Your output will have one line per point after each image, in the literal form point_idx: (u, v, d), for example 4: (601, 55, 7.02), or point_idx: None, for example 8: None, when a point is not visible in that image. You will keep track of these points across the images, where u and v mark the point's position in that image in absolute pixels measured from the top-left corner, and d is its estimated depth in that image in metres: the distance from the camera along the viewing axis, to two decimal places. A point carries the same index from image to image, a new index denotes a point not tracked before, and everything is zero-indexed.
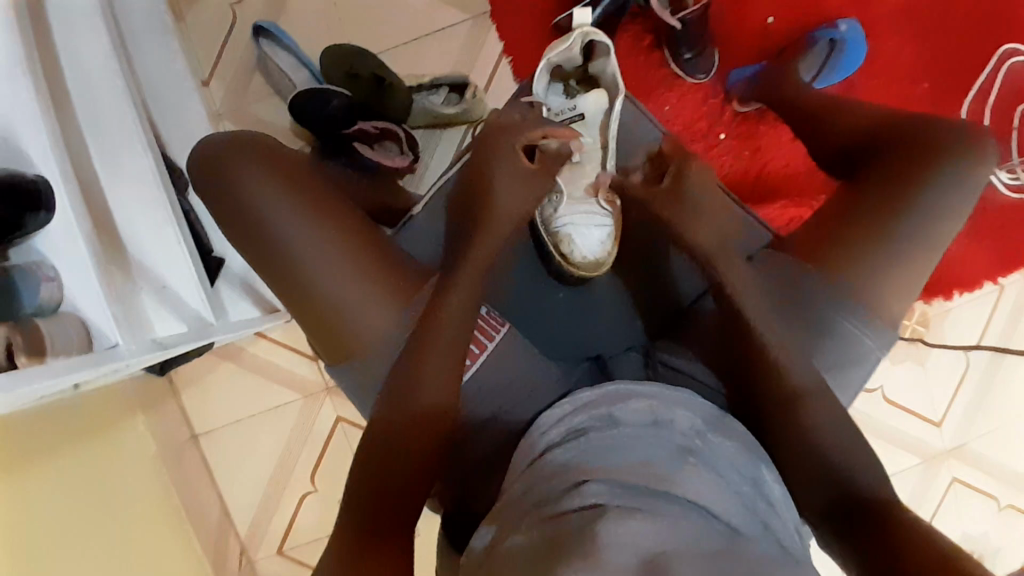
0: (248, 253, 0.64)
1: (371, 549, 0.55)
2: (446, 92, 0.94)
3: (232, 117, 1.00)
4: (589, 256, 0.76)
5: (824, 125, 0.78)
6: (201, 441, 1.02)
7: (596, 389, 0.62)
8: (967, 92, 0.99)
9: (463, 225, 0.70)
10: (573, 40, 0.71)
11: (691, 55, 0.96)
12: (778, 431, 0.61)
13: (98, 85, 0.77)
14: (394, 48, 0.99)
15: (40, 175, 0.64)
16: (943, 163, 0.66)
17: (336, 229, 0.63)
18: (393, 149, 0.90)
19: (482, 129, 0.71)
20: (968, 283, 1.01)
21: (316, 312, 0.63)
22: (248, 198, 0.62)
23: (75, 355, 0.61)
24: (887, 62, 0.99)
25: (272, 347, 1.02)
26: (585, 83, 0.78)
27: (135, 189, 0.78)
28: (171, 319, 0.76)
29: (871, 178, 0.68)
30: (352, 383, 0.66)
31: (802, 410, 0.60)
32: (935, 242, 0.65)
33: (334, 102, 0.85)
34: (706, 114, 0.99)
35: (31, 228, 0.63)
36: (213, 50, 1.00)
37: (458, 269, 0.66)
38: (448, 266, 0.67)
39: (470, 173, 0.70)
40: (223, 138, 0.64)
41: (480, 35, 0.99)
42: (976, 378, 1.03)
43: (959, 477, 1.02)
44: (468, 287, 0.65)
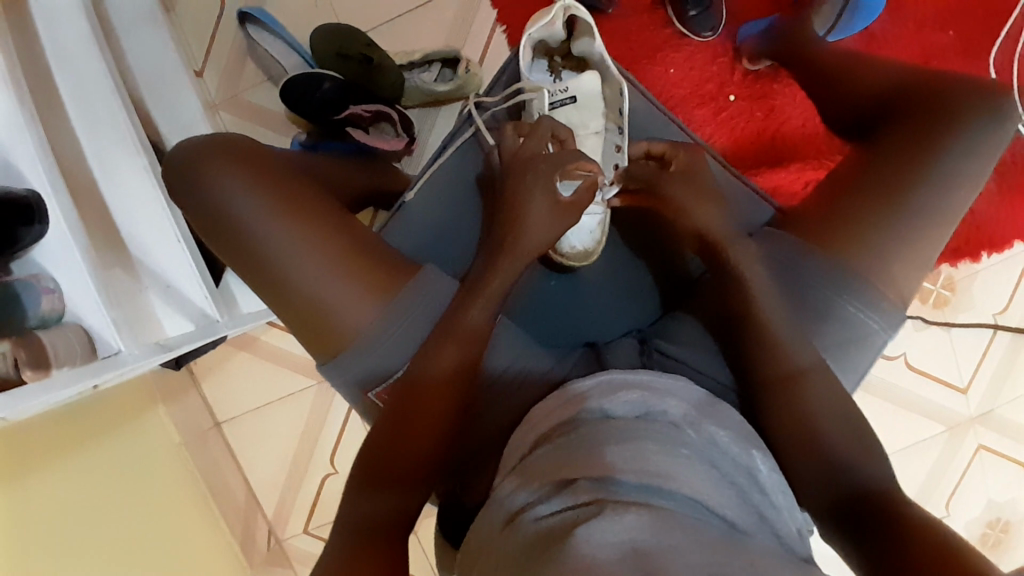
0: (226, 249, 0.65)
1: (366, 543, 0.58)
2: (439, 68, 0.91)
3: (227, 106, 0.99)
4: (576, 246, 0.73)
5: (836, 87, 0.73)
6: (223, 428, 1.06)
7: (589, 380, 0.61)
8: (1000, 34, 0.91)
9: (486, 248, 0.68)
10: (555, 14, 0.71)
11: (698, 11, 0.91)
12: (779, 419, 0.59)
13: (87, 86, 0.77)
14: (385, 25, 0.96)
15: (31, 188, 0.64)
16: (960, 124, 0.61)
17: (307, 219, 0.63)
18: (388, 132, 0.88)
19: (512, 159, 0.69)
20: (998, 243, 0.96)
21: (295, 304, 0.63)
22: (220, 195, 0.63)
23: (78, 365, 0.63)
24: (910, 7, 0.92)
25: (285, 335, 1.05)
26: (570, 61, 0.77)
27: (131, 189, 0.77)
28: (176, 316, 0.77)
29: (884, 147, 0.63)
30: (344, 383, 0.65)
31: (799, 400, 0.59)
32: (949, 211, 0.61)
33: (326, 85, 0.83)
34: (715, 74, 0.94)
35: (27, 242, 0.64)
36: (203, 38, 0.98)
37: (475, 280, 0.65)
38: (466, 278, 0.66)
39: (502, 201, 0.68)
40: (199, 142, 0.66)
41: (472, 5, 0.95)
42: (1005, 341, 0.99)
43: (985, 444, 1.00)
44: (471, 293, 0.64)
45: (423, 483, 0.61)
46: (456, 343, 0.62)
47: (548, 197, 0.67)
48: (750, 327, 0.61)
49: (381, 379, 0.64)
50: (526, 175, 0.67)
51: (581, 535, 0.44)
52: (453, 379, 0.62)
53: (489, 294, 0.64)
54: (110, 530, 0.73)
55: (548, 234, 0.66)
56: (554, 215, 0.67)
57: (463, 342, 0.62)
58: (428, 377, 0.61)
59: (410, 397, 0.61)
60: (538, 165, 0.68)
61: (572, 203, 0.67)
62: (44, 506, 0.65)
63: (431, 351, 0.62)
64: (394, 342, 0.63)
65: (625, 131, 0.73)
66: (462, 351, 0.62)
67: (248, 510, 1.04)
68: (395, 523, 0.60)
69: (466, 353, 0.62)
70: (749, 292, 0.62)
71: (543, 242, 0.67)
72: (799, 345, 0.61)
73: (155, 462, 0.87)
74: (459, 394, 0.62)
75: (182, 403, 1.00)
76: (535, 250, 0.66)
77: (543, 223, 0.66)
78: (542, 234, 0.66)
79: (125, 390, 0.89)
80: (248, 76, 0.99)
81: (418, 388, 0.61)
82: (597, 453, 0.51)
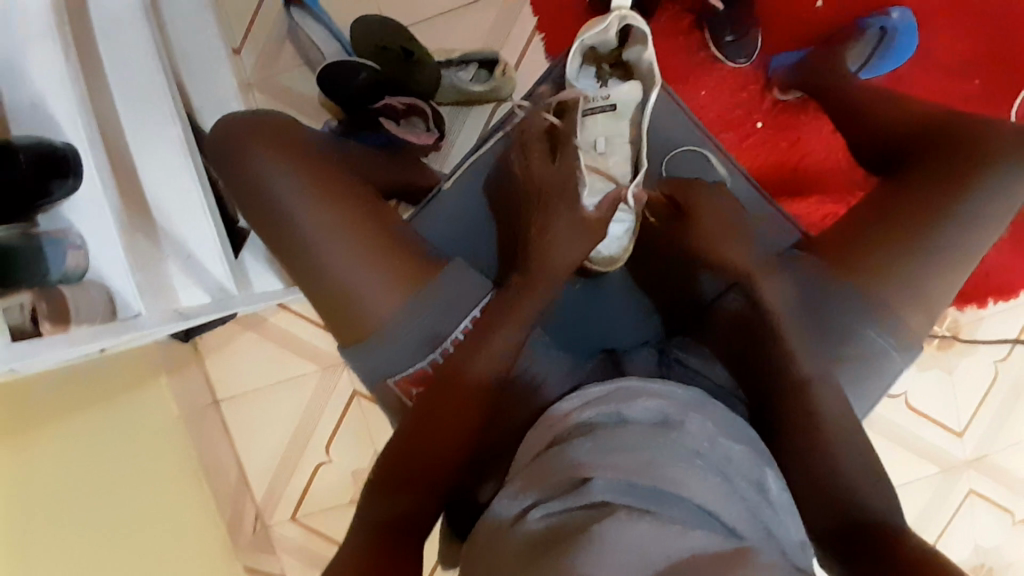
0: (260, 227, 0.65)
1: (394, 542, 0.58)
2: (475, 69, 0.92)
3: (261, 86, 1.00)
4: (604, 252, 0.74)
5: (870, 118, 0.74)
6: (221, 407, 1.05)
7: (607, 385, 0.62)
8: (1023, 89, 0.94)
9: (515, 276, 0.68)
10: (610, 22, 0.73)
11: (734, 37, 0.92)
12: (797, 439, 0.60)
13: (129, 49, 0.76)
14: (427, 21, 0.97)
15: (67, 143, 0.64)
16: (990, 165, 0.63)
17: (346, 206, 0.64)
18: (419, 126, 0.87)
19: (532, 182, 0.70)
20: (1005, 291, 0.98)
21: (326, 288, 0.64)
22: (260, 174, 0.64)
23: (97, 323, 0.62)
24: (937, 54, 0.94)
25: (294, 319, 1.04)
26: (618, 70, 0.79)
27: (162, 156, 0.77)
28: (193, 288, 0.77)
29: (913, 180, 0.65)
30: (366, 370, 0.65)
31: (818, 426, 0.60)
32: (972, 251, 0.63)
33: (362, 75, 0.83)
34: (744, 101, 0.96)
35: (58, 196, 0.63)
36: (244, 16, 0.99)
37: (510, 296, 0.64)
38: (501, 290, 0.65)
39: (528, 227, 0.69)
40: (243, 117, 0.67)
41: (514, 10, 0.97)
42: (1006, 387, 1.00)
43: (977, 488, 1.01)
44: (507, 313, 0.63)
45: (441, 475, 0.61)
46: (489, 352, 0.63)
47: (569, 214, 0.66)
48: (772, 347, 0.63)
49: (405, 368, 0.65)
50: (549, 196, 0.68)
51: (594, 539, 0.44)
52: (479, 377, 0.63)
53: (522, 319, 0.63)
54: (110, 496, 0.72)
55: (570, 253, 0.65)
56: (575, 232, 0.66)
57: (497, 348, 0.63)
58: (463, 378, 0.62)
59: (443, 393, 0.62)
60: (557, 184, 0.68)
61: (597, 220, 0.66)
62: (55, 464, 0.65)
63: (463, 350, 0.63)
64: (418, 335, 0.63)
65: (643, 164, 0.74)
66: (496, 356, 0.63)
67: (237, 493, 1.03)
68: (415, 519, 0.60)
69: (501, 364, 0.63)
70: (770, 310, 0.64)
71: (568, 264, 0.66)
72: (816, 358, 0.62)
73: (153, 435, 0.87)
74: (487, 393, 0.63)
75: (183, 377, 0.99)
76: (562, 270, 0.65)
77: (568, 241, 0.65)
78: (568, 251, 0.65)
79: (130, 357, 0.88)
80: (285, 59, 1.00)
81: (455, 386, 0.62)
82: (614, 456, 0.51)
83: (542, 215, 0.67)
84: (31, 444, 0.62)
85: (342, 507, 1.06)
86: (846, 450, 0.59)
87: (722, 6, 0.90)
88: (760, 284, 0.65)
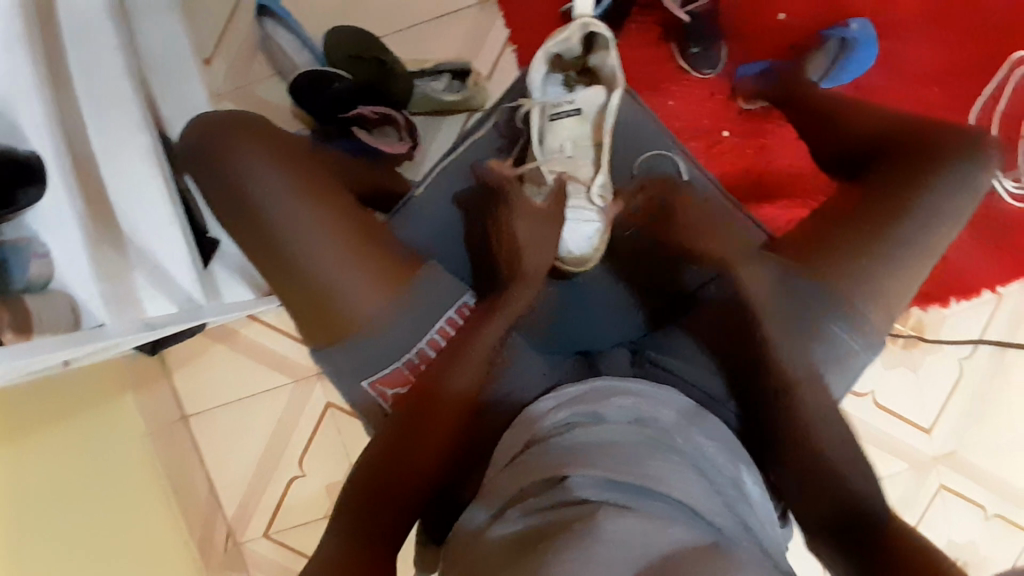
0: (237, 226, 0.64)
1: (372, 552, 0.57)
2: (448, 78, 0.93)
3: (233, 96, 0.99)
4: (574, 251, 0.76)
5: (835, 121, 0.75)
6: (191, 422, 1.03)
7: (583, 385, 0.63)
8: (977, 98, 0.98)
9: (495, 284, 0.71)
10: (573, 31, 0.75)
11: (700, 49, 0.95)
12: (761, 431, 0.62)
13: (97, 57, 0.75)
14: (400, 31, 0.98)
15: (33, 151, 0.63)
16: (945, 166, 0.65)
17: (328, 204, 0.64)
18: (392, 135, 0.88)
19: (497, 213, 0.75)
20: (966, 291, 1.01)
21: (304, 286, 0.63)
22: (241, 172, 0.64)
23: (61, 332, 0.60)
24: (895, 64, 0.98)
25: (267, 330, 1.03)
26: (584, 77, 0.80)
27: (130, 164, 0.76)
28: (159, 299, 0.75)
29: (874, 181, 0.67)
30: (342, 370, 0.65)
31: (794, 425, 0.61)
32: (931, 248, 0.65)
33: (335, 84, 0.84)
34: (712, 110, 0.98)
35: (24, 205, 0.61)
36: (215, 26, 0.98)
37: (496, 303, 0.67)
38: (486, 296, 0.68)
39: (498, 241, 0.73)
40: (222, 117, 0.67)
41: (487, 21, 0.98)
42: (972, 384, 1.03)
43: (947, 485, 1.03)
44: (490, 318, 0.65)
45: (424, 481, 0.61)
46: (468, 362, 0.63)
47: (534, 220, 0.71)
48: None
49: (383, 367, 0.65)
50: (513, 214, 0.73)
51: (584, 533, 0.44)
52: (462, 388, 0.63)
53: (508, 316, 0.66)
54: (78, 514, 0.70)
55: (546, 250, 0.71)
56: (544, 226, 0.71)
57: (477, 356, 0.64)
58: (443, 385, 0.63)
59: (429, 398, 0.63)
60: (518, 202, 0.73)
61: (554, 213, 0.72)
62: (26, 478, 0.63)
63: (445, 358, 0.64)
64: (395, 334, 0.64)
65: (603, 168, 0.77)
66: (479, 362, 0.64)
67: (209, 509, 1.00)
68: (390, 532, 0.58)
69: (477, 373, 0.64)
70: None
71: (543, 256, 0.70)
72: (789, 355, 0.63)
73: (124, 450, 0.85)
74: (467, 400, 0.64)
75: (152, 391, 0.97)
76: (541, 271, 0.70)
77: (539, 240, 0.71)
78: (541, 253, 0.70)
79: (100, 371, 0.86)
80: (256, 68, 0.99)
81: (438, 397, 0.63)
82: (594, 454, 0.52)
83: (511, 227, 0.72)
84: (5, 456, 0.60)
85: (318, 521, 1.04)
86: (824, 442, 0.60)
87: (688, 18, 0.94)
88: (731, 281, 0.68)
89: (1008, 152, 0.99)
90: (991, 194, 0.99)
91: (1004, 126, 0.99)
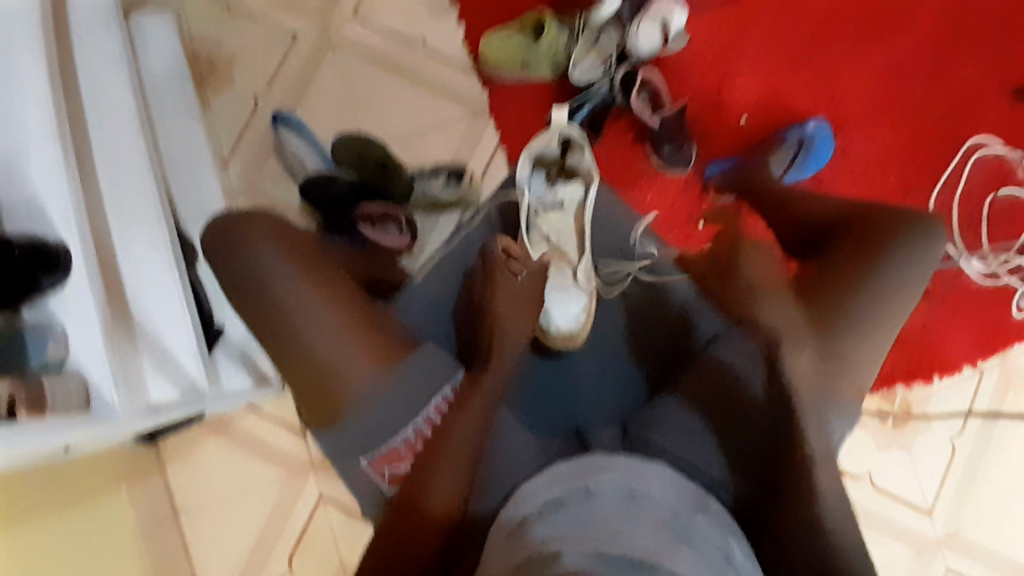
0: (248, 315, 0.70)
1: None
2: (445, 177, 1.01)
3: (245, 196, 1.07)
4: (563, 329, 0.82)
5: (791, 210, 0.83)
6: (183, 522, 1.02)
7: (571, 461, 0.65)
8: (934, 185, 1.07)
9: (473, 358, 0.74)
10: (551, 135, 0.86)
11: (671, 147, 1.03)
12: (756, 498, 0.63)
13: (124, 160, 0.83)
14: (401, 139, 1.08)
15: (60, 240, 0.68)
16: (893, 244, 0.71)
17: (330, 291, 0.69)
18: (393, 228, 0.94)
19: (484, 288, 0.78)
20: (947, 366, 1.05)
21: (306, 368, 0.67)
22: (253, 263, 0.69)
23: (71, 412, 0.63)
24: (855, 157, 1.08)
25: (262, 420, 1.04)
26: (565, 172, 0.87)
27: (145, 256, 0.81)
28: (163, 383, 0.77)
29: (834, 261, 0.72)
30: (343, 451, 0.69)
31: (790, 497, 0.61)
32: (892, 321, 0.70)
33: (342, 181, 0.94)
34: (687, 203, 1.06)
35: (46, 289, 0.67)
36: (234, 135, 1.08)
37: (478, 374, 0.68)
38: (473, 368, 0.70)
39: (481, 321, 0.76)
40: (236, 214, 0.72)
41: (479, 130, 1.08)
42: (965, 463, 1.04)
43: (954, 567, 1.02)
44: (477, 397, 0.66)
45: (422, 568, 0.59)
46: (466, 435, 0.63)
47: (512, 302, 0.75)
48: None
49: (380, 445, 0.67)
50: (496, 291, 0.76)
51: None
52: (459, 469, 0.62)
53: (490, 390, 0.67)
54: None
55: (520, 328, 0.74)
56: (520, 308, 0.75)
57: (464, 430, 0.63)
58: (442, 454, 0.62)
59: (422, 477, 0.62)
60: (505, 278, 0.76)
61: (529, 296, 0.77)
62: None
63: (444, 430, 0.64)
64: (388, 413, 0.67)
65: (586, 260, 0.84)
66: (468, 433, 0.63)
67: None
68: None
69: (470, 444, 0.63)
70: None
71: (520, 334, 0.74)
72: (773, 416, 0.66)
73: None
74: (466, 477, 0.63)
75: (143, 481, 0.97)
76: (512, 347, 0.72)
77: (516, 319, 0.74)
78: (518, 330, 0.74)
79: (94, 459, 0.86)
80: (269, 171, 1.08)
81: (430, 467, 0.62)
82: (582, 533, 0.54)
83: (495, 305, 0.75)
84: None
85: None
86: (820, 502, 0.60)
87: (657, 125, 1.02)
88: None
89: (970, 232, 1.07)
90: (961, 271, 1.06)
91: (964, 209, 1.07)
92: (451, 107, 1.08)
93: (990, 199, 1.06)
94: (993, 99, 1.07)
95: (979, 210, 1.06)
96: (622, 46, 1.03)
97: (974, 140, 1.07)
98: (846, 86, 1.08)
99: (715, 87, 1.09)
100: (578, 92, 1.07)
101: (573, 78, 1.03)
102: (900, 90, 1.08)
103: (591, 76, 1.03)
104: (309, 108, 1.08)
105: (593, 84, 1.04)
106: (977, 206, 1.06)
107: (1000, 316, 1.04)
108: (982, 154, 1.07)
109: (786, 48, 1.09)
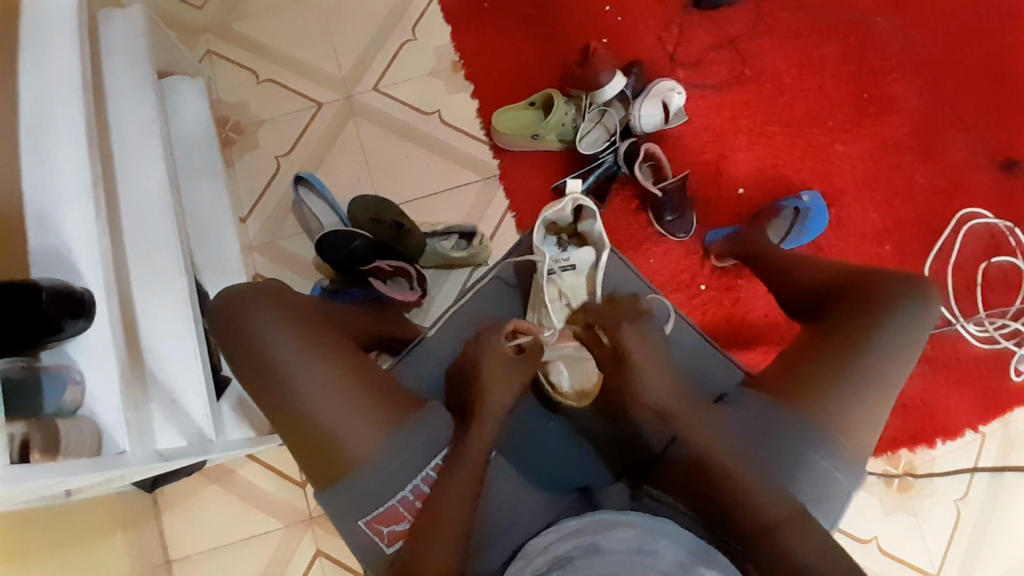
0: (250, 381, 0.70)
1: None
2: (456, 238, 1.05)
3: (262, 249, 1.11)
4: (574, 386, 0.84)
5: (788, 277, 0.86)
6: (174, 566, 1.00)
7: (581, 517, 0.64)
8: (929, 252, 1.11)
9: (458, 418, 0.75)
10: (564, 203, 0.83)
11: (673, 216, 1.08)
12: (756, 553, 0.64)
13: (150, 213, 0.86)
14: (415, 200, 1.12)
15: (87, 288, 0.67)
16: (891, 306, 0.73)
17: (332, 357, 0.70)
18: (404, 285, 0.99)
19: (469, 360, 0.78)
20: (949, 431, 1.06)
21: (310, 433, 0.68)
22: (256, 331, 0.70)
23: (83, 455, 0.62)
24: (851, 226, 1.13)
25: (264, 471, 1.03)
26: (576, 239, 0.90)
27: (165, 307, 0.83)
28: (169, 433, 0.77)
29: (832, 323, 0.74)
30: (341, 511, 0.67)
31: (783, 538, 0.63)
32: (891, 381, 0.71)
33: (356, 241, 0.95)
34: (688, 267, 1.11)
35: (67, 334, 0.64)
36: (254, 193, 1.13)
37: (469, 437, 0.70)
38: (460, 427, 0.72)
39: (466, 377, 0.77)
40: (238, 287, 0.74)
41: (490, 193, 1.13)
42: (970, 529, 1.05)
43: None
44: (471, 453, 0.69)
45: None
46: (454, 487, 0.66)
47: (505, 367, 0.76)
48: (716, 481, 0.67)
49: (376, 506, 0.67)
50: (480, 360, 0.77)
51: None
52: (451, 517, 0.65)
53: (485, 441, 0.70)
54: None
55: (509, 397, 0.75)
56: (510, 380, 0.76)
57: (462, 490, 0.67)
58: (438, 505, 0.66)
59: (424, 532, 0.65)
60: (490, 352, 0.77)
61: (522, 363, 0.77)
62: None
63: (439, 486, 0.67)
64: (396, 468, 0.67)
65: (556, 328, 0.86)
66: (467, 488, 0.67)
67: None
68: None
69: (466, 499, 0.67)
70: (710, 453, 0.68)
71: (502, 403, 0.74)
72: (761, 478, 0.66)
73: None
74: (461, 528, 0.65)
75: (142, 533, 0.95)
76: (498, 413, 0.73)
77: (505, 389, 0.75)
78: (503, 393, 0.75)
79: (97, 511, 0.85)
80: (286, 227, 1.12)
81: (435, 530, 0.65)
82: None
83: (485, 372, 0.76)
84: None
85: None
86: (794, 537, 0.63)
87: (661, 194, 1.06)
88: (696, 432, 0.70)
89: (968, 297, 1.10)
90: (958, 336, 1.09)
91: (959, 276, 1.11)
92: (464, 171, 1.14)
93: (982, 268, 1.11)
94: (976, 174, 1.14)
95: (973, 276, 1.10)
96: (626, 122, 1.10)
97: (969, 209, 1.12)
98: (837, 161, 1.15)
99: (713, 159, 1.15)
100: (585, 161, 1.12)
101: (581, 149, 1.08)
102: (890, 164, 1.14)
103: (597, 147, 1.09)
104: (327, 169, 1.13)
105: (598, 155, 1.10)
106: (971, 273, 1.11)
107: (998, 380, 1.07)
108: (972, 224, 1.12)
109: (780, 125, 1.16)
